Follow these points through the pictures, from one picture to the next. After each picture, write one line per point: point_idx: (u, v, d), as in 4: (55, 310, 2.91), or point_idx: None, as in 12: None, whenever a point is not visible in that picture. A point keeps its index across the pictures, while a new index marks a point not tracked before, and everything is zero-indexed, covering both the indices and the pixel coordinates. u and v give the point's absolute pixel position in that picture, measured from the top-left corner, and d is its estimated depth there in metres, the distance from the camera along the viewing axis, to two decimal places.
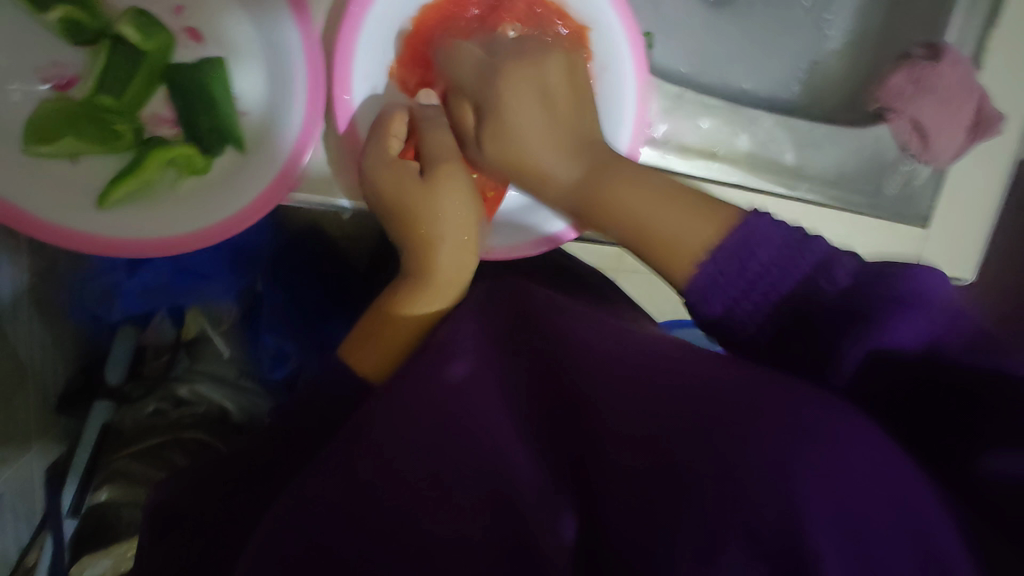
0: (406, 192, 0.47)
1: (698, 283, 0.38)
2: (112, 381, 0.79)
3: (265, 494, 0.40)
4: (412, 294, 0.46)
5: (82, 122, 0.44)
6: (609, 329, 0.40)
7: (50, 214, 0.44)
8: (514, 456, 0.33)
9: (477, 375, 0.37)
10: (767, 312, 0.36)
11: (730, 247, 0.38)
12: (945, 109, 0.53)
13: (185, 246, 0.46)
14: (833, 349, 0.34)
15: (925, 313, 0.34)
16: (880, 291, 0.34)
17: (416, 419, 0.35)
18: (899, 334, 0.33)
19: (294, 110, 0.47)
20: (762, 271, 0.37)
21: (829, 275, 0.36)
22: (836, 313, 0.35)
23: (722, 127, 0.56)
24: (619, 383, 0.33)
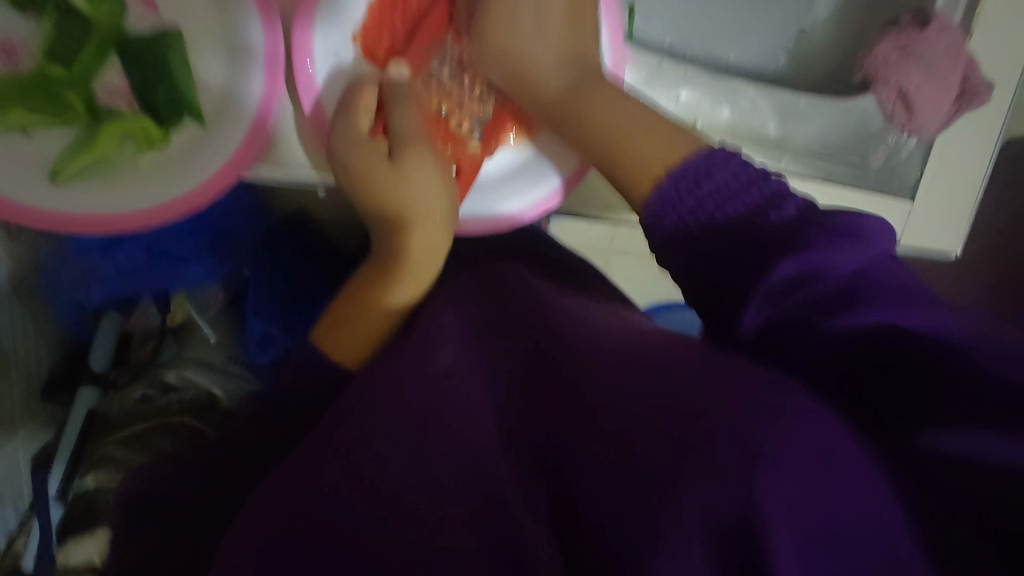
0: (371, 173, 0.46)
1: (655, 199, 0.42)
2: (96, 367, 0.79)
3: (247, 475, 0.40)
4: (387, 275, 0.46)
5: (35, 93, 0.42)
6: (586, 313, 0.39)
7: (9, 191, 0.43)
8: (487, 441, 0.32)
9: (455, 366, 0.36)
10: (705, 220, 0.38)
11: (690, 165, 0.41)
12: (931, 76, 0.52)
13: (149, 224, 0.45)
14: (765, 267, 0.34)
15: (866, 248, 0.34)
16: (822, 227, 0.35)
17: (388, 409, 0.34)
18: (835, 253, 0.33)
19: (252, 81, 0.45)
20: (716, 188, 0.39)
21: (779, 206, 0.37)
22: (777, 237, 0.35)
23: (703, 99, 0.54)
24: (600, 373, 0.32)
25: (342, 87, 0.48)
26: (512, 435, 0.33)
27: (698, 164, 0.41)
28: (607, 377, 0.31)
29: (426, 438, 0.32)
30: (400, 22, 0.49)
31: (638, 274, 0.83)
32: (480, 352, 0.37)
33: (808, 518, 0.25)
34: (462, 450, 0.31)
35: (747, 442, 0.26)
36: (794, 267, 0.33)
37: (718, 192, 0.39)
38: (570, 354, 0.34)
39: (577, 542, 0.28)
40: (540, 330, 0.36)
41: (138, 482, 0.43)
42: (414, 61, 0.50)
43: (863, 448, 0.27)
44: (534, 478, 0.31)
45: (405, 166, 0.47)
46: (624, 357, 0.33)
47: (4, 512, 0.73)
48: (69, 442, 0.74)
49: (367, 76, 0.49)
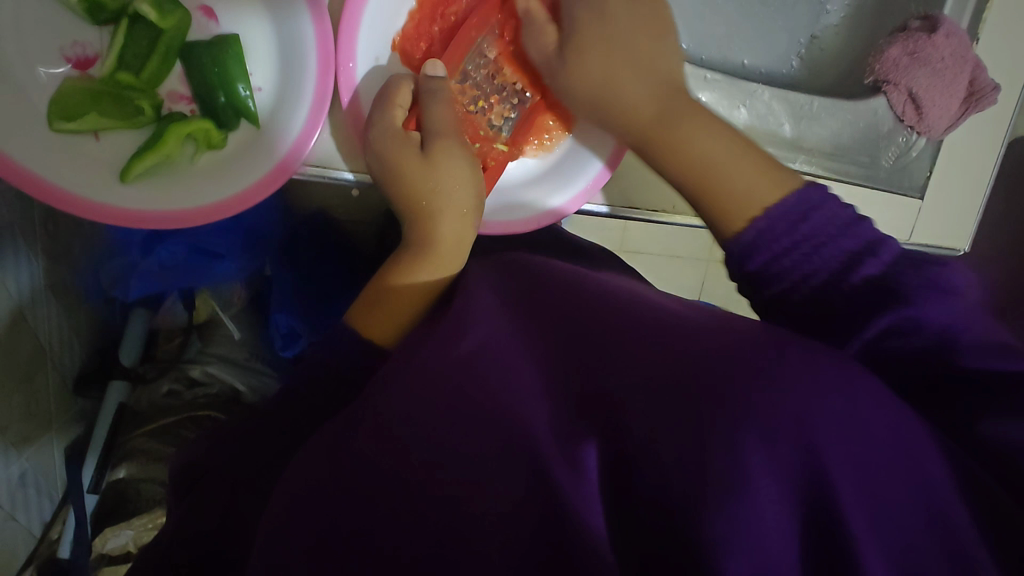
0: (402, 163, 0.49)
1: (748, 236, 0.44)
2: (127, 362, 0.82)
3: (286, 450, 0.41)
4: (415, 260, 0.48)
5: (106, 99, 0.46)
6: (609, 290, 0.41)
7: (76, 188, 0.45)
8: (525, 410, 0.34)
9: (488, 343, 0.38)
10: (802, 273, 0.41)
11: (787, 207, 0.44)
12: (940, 80, 0.54)
13: (204, 217, 0.47)
14: (860, 326, 0.36)
15: (961, 302, 0.36)
16: (915, 280, 0.37)
17: (428, 374, 0.36)
18: (933, 310, 0.36)
19: (305, 86, 0.48)
20: (808, 236, 0.42)
21: (874, 255, 0.40)
22: (868, 295, 0.38)
23: (720, 102, 0.57)
24: (633, 351, 0.34)
25: (379, 84, 0.51)
26: (556, 407, 0.35)
27: (790, 207, 0.44)
28: (640, 356, 0.34)
29: (468, 409, 0.34)
30: (437, 32, 0.52)
31: (652, 265, 0.84)
32: (515, 325, 0.39)
33: (844, 469, 0.28)
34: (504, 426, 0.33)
35: (801, 414, 0.29)
36: (893, 320, 0.36)
37: (812, 240, 0.42)
38: (609, 337, 0.36)
39: (632, 500, 0.31)
40: (578, 315, 0.38)
41: (183, 457, 0.48)
42: (450, 63, 0.51)
43: (894, 414, 0.30)
44: (579, 440, 0.33)
45: (436, 157, 0.49)
46: (651, 327, 0.36)
47: (40, 502, 0.76)
48: (100, 435, 0.77)
49: (404, 74, 0.50)
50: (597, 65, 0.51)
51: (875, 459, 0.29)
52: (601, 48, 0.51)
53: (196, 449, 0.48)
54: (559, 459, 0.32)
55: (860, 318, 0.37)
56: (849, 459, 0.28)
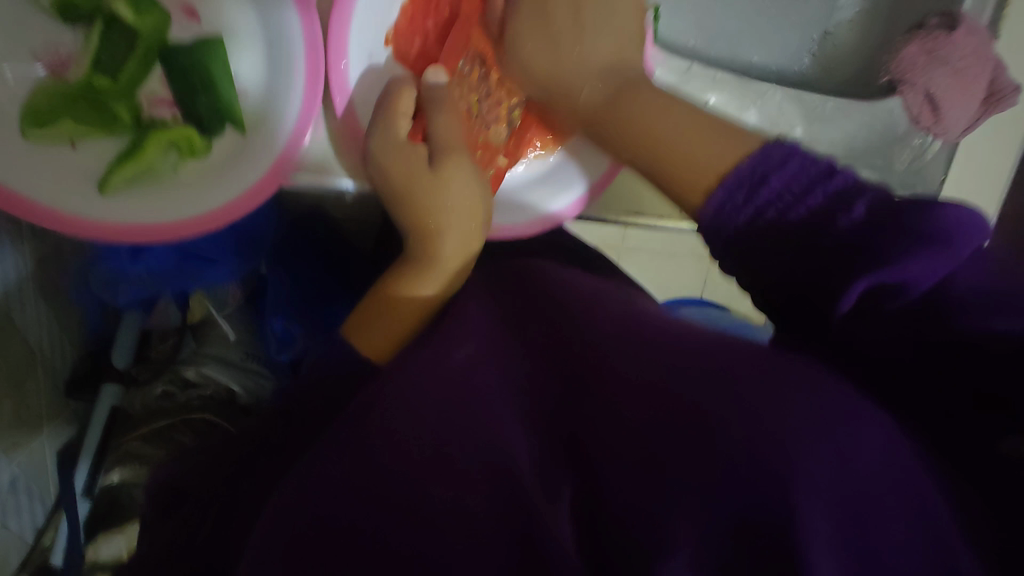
0: (413, 178, 0.47)
1: (713, 201, 0.38)
2: (118, 364, 0.80)
3: (280, 465, 0.39)
4: (417, 274, 0.45)
5: (80, 104, 0.43)
6: (619, 310, 0.39)
7: (51, 201, 0.43)
8: (507, 433, 0.32)
9: (477, 358, 0.36)
10: (777, 230, 0.35)
11: (749, 167, 0.38)
12: (958, 81, 0.52)
13: (188, 230, 0.45)
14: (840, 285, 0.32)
15: (949, 254, 0.31)
16: (903, 223, 0.32)
17: (427, 391, 0.34)
18: (911, 265, 0.31)
19: (293, 90, 0.46)
20: (774, 197, 0.36)
21: (848, 206, 0.34)
22: (851, 241, 0.33)
23: (730, 102, 0.55)
24: (637, 373, 0.32)
25: (377, 87, 0.49)
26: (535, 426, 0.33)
27: (754, 164, 0.38)
28: (625, 381, 0.32)
29: (445, 430, 0.33)
30: (432, 26, 0.50)
31: (653, 267, 0.82)
32: (511, 344, 0.38)
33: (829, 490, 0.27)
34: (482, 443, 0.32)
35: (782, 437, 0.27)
36: (870, 280, 0.31)
37: (777, 195, 0.36)
38: (593, 350, 0.34)
39: (602, 528, 0.29)
40: (559, 329, 0.37)
41: (171, 471, 0.46)
42: (450, 66, 0.50)
43: (882, 436, 0.29)
44: (558, 474, 0.31)
45: (445, 172, 0.47)
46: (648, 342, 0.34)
47: (32, 508, 0.74)
48: (93, 438, 0.75)
49: (400, 77, 0.49)
50: (598, 61, 0.49)
51: (866, 483, 0.27)
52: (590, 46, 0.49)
53: (183, 466, 0.45)
54: (537, 488, 0.30)
55: (835, 272, 0.32)
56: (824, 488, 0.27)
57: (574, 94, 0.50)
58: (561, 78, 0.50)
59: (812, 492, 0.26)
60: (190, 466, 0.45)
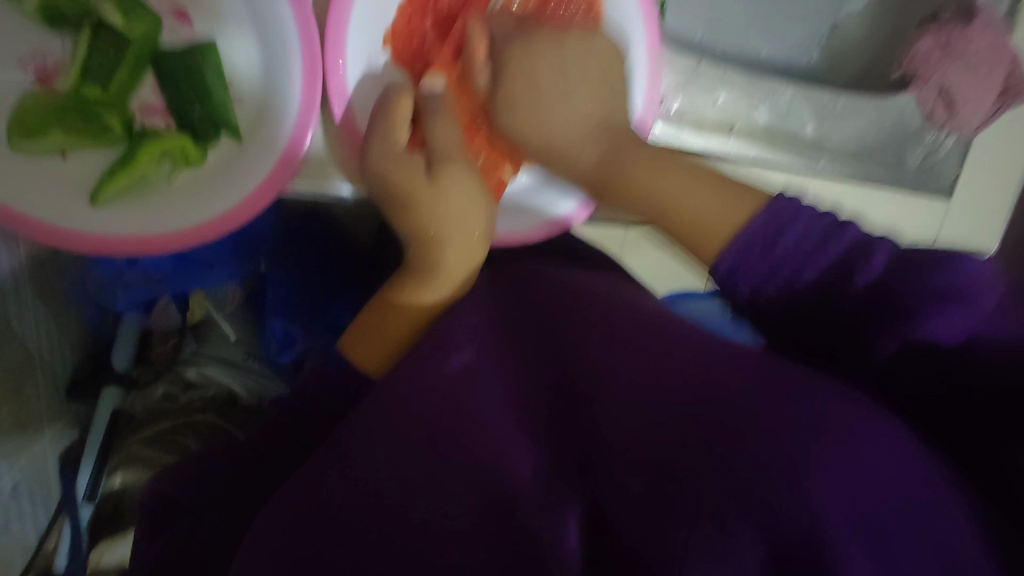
0: (410, 190, 0.45)
1: (726, 259, 0.37)
2: (119, 367, 0.78)
3: (273, 481, 0.39)
4: (418, 283, 0.44)
5: (71, 114, 0.42)
6: (627, 306, 0.39)
7: (43, 212, 0.42)
8: (512, 450, 0.32)
9: (480, 367, 0.35)
10: (793, 296, 0.35)
11: (762, 222, 0.36)
12: (973, 76, 0.51)
13: (184, 241, 0.44)
14: (870, 342, 0.34)
15: (968, 308, 0.32)
16: (927, 281, 0.33)
17: (415, 411, 0.34)
18: (936, 327, 0.32)
19: (291, 93, 0.45)
20: (787, 257, 0.35)
21: (866, 262, 0.34)
22: (873, 301, 0.34)
23: (739, 101, 0.54)
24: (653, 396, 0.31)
25: (375, 95, 0.47)
26: (540, 436, 0.32)
27: (765, 222, 0.36)
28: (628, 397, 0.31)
29: (444, 452, 0.32)
30: (430, 27, 0.48)
31: (652, 266, 0.81)
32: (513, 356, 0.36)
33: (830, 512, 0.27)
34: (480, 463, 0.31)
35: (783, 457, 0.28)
36: (901, 343, 0.33)
37: (793, 262, 0.35)
38: (600, 372, 0.32)
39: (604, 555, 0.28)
40: (565, 339, 0.35)
41: (157, 486, 0.43)
42: (447, 70, 0.48)
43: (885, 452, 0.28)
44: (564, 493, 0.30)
45: (442, 182, 0.45)
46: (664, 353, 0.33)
47: (35, 512, 0.73)
48: (94, 443, 0.73)
49: (397, 83, 0.47)
50: (592, 83, 0.48)
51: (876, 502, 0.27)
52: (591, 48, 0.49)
53: (174, 469, 0.44)
54: (539, 506, 0.30)
55: (841, 347, 0.35)
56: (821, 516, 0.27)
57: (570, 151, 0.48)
58: (563, 120, 0.48)
59: (815, 511, 0.27)
60: (181, 466, 0.44)
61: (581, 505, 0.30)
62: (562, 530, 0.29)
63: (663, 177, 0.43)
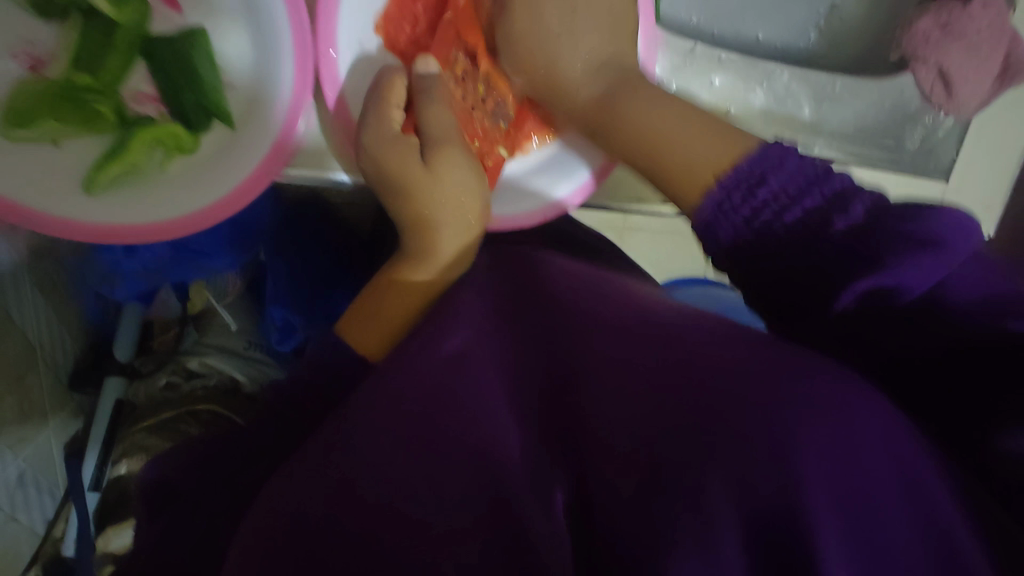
0: (407, 175, 0.45)
1: (708, 203, 0.40)
2: (122, 358, 0.81)
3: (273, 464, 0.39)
4: (412, 265, 0.45)
5: (62, 104, 0.42)
6: (606, 288, 0.40)
7: (39, 203, 0.42)
8: (508, 432, 0.32)
9: (473, 347, 0.36)
10: (774, 233, 0.37)
11: (750, 166, 0.39)
12: (972, 56, 0.51)
13: (178, 229, 0.45)
14: (836, 283, 0.34)
15: (941, 257, 0.33)
16: (895, 230, 0.34)
17: (408, 396, 0.34)
18: (908, 273, 0.33)
19: (282, 81, 0.44)
20: (771, 198, 0.37)
21: (843, 210, 0.36)
22: (842, 250, 0.34)
23: (735, 84, 0.54)
24: (649, 382, 0.31)
25: (368, 80, 0.47)
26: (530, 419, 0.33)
27: (752, 165, 0.39)
28: (619, 383, 0.31)
29: (443, 437, 0.32)
30: (421, 11, 0.48)
31: (654, 253, 0.81)
32: (507, 338, 0.36)
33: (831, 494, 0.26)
34: (473, 445, 0.31)
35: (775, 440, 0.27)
36: (869, 284, 0.33)
37: (774, 199, 0.37)
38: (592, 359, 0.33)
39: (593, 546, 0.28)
40: (558, 322, 0.35)
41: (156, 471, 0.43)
42: (441, 54, 0.48)
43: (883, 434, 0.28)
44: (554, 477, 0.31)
45: (438, 167, 0.45)
46: (652, 335, 0.34)
47: (41, 500, 0.74)
48: (99, 429, 0.75)
49: (393, 67, 0.47)
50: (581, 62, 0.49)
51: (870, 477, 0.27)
52: (580, 31, 0.49)
53: (173, 456, 0.44)
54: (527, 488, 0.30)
55: (815, 297, 0.34)
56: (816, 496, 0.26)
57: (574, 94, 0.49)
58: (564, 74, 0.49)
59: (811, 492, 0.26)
60: (181, 454, 0.43)
61: (570, 482, 0.31)
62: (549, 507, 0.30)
63: (658, 138, 0.45)
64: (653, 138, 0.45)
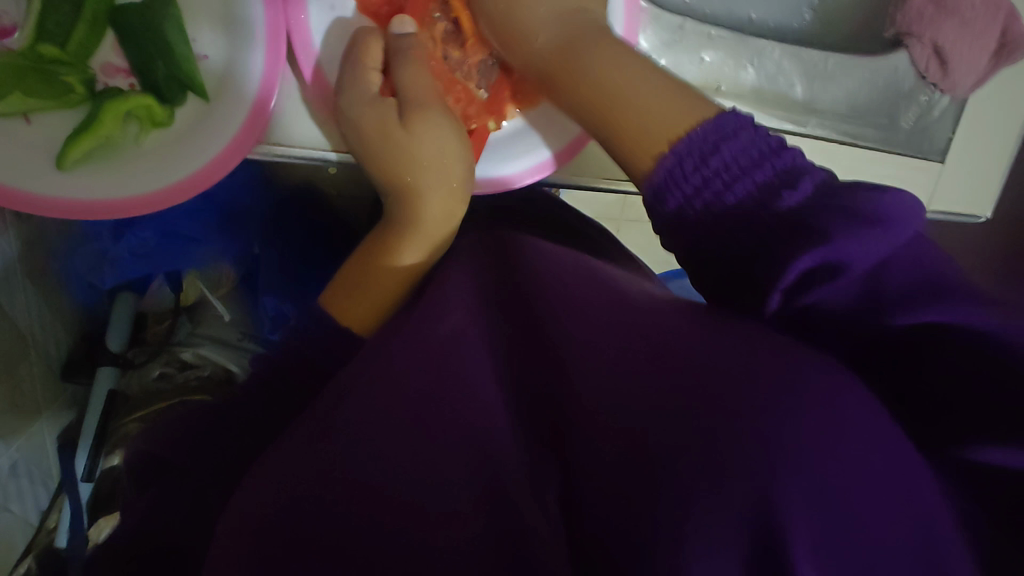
0: (385, 136, 0.45)
1: (658, 172, 0.39)
2: (112, 347, 0.78)
3: (255, 444, 0.38)
4: (401, 240, 0.44)
5: (29, 76, 0.41)
6: (594, 271, 0.39)
7: (17, 179, 0.42)
8: (498, 417, 0.31)
9: (462, 332, 0.35)
10: (717, 208, 0.35)
11: (697, 138, 0.38)
12: (969, 30, 0.50)
13: (151, 206, 0.44)
14: (778, 265, 0.30)
15: (887, 235, 0.30)
16: (835, 207, 0.31)
17: (404, 377, 0.33)
18: (854, 246, 0.29)
19: (253, 52, 0.44)
20: (721, 167, 0.36)
21: (792, 185, 0.34)
22: (782, 226, 0.32)
23: (726, 61, 0.53)
24: (624, 357, 0.31)
25: (342, 41, 0.46)
26: (512, 394, 0.33)
27: (705, 134, 0.38)
28: (605, 361, 0.31)
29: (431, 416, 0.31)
30: None
31: (650, 242, 0.81)
32: (492, 323, 0.36)
33: None
34: (468, 429, 0.31)
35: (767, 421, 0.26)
36: (815, 261, 0.29)
37: (725, 170, 0.36)
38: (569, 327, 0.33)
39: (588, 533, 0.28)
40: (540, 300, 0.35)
41: (143, 446, 0.43)
42: (418, 15, 0.47)
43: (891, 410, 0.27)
44: (546, 463, 0.30)
45: (415, 128, 0.45)
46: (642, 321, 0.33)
47: (35, 490, 0.74)
48: (90, 422, 0.74)
49: (365, 27, 0.46)
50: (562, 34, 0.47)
51: None
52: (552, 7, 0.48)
53: (161, 435, 0.43)
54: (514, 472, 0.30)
55: (759, 279, 0.31)
56: (816, 493, 0.24)
57: (555, 64, 0.47)
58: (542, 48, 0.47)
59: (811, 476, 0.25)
60: (169, 440, 0.42)
61: (563, 472, 0.30)
62: (546, 501, 0.29)
63: (620, 116, 0.43)
64: (639, 110, 0.43)
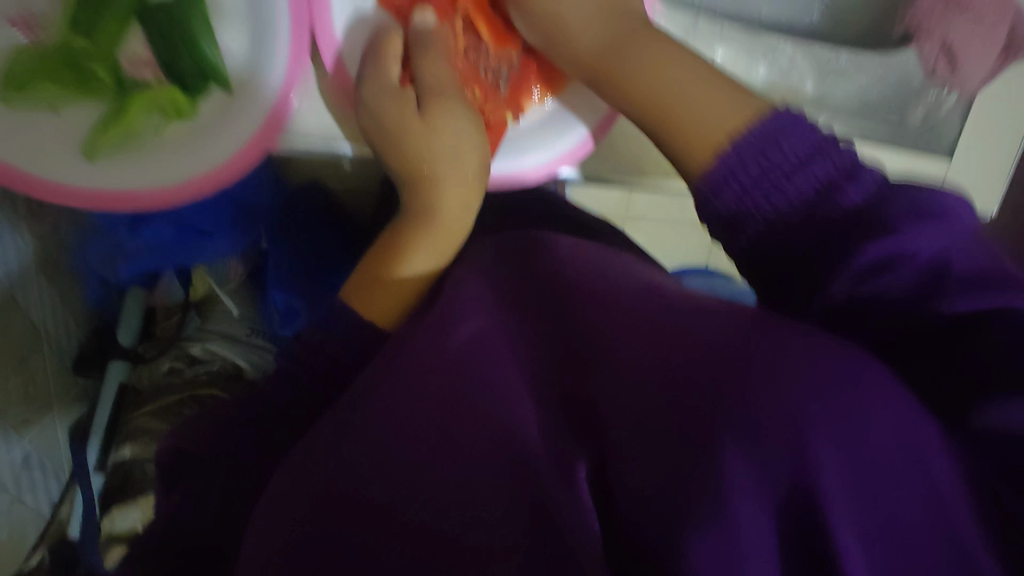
0: (402, 126, 0.46)
1: (715, 172, 0.40)
2: (125, 343, 0.79)
3: (272, 437, 0.40)
4: (418, 231, 0.45)
5: (60, 68, 0.43)
6: (613, 265, 0.39)
7: (47, 171, 0.44)
8: (520, 411, 0.32)
9: (487, 331, 0.35)
10: (775, 204, 0.38)
11: (760, 132, 0.40)
12: (978, 28, 0.51)
13: (178, 196, 0.46)
14: (849, 250, 0.34)
15: (950, 228, 0.33)
16: (904, 207, 0.34)
17: (418, 378, 0.33)
18: (922, 237, 0.32)
19: (278, 49, 0.45)
20: (779, 161, 0.39)
21: (852, 182, 0.37)
22: (846, 224, 0.35)
23: (738, 57, 0.54)
24: (650, 349, 0.31)
25: (364, 36, 0.47)
26: (539, 389, 0.33)
27: (760, 132, 0.40)
28: (627, 352, 0.31)
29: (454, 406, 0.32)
30: None
31: (658, 240, 0.81)
32: (515, 319, 0.35)
33: None
34: (495, 426, 0.31)
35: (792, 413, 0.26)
36: (881, 250, 0.33)
37: (784, 167, 0.38)
38: (589, 312, 0.34)
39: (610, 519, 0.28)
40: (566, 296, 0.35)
41: (172, 438, 0.44)
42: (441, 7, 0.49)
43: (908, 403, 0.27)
44: (570, 446, 0.31)
45: (434, 119, 0.46)
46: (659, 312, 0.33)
47: (47, 483, 0.74)
48: (103, 416, 0.75)
49: (389, 22, 0.47)
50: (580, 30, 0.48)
51: None
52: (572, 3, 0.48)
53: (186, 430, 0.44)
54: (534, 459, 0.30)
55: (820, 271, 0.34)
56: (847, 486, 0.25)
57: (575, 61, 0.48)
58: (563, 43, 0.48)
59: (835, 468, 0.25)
60: (197, 433, 0.43)
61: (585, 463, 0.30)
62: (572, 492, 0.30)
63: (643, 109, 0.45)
64: (653, 111, 0.45)
